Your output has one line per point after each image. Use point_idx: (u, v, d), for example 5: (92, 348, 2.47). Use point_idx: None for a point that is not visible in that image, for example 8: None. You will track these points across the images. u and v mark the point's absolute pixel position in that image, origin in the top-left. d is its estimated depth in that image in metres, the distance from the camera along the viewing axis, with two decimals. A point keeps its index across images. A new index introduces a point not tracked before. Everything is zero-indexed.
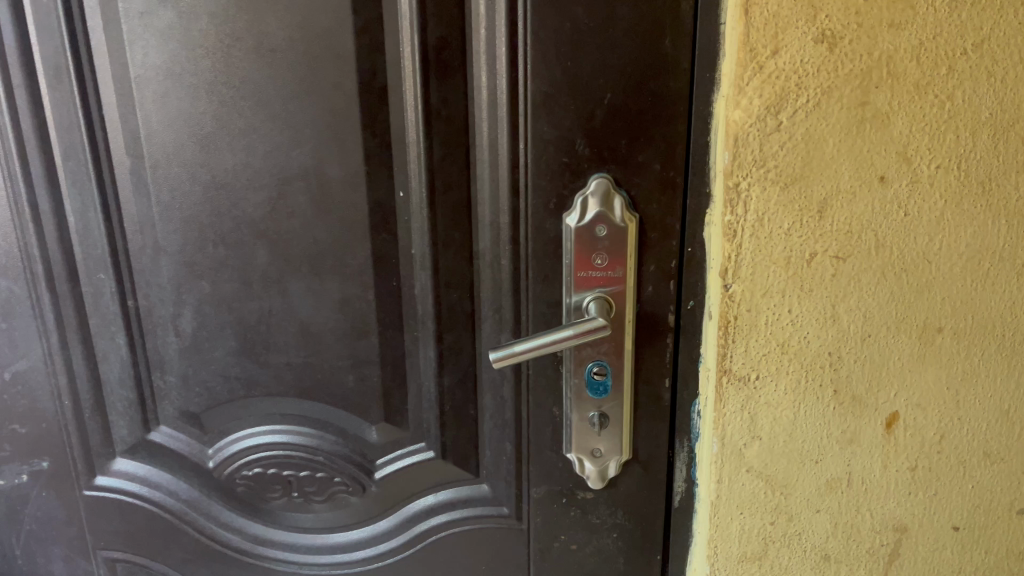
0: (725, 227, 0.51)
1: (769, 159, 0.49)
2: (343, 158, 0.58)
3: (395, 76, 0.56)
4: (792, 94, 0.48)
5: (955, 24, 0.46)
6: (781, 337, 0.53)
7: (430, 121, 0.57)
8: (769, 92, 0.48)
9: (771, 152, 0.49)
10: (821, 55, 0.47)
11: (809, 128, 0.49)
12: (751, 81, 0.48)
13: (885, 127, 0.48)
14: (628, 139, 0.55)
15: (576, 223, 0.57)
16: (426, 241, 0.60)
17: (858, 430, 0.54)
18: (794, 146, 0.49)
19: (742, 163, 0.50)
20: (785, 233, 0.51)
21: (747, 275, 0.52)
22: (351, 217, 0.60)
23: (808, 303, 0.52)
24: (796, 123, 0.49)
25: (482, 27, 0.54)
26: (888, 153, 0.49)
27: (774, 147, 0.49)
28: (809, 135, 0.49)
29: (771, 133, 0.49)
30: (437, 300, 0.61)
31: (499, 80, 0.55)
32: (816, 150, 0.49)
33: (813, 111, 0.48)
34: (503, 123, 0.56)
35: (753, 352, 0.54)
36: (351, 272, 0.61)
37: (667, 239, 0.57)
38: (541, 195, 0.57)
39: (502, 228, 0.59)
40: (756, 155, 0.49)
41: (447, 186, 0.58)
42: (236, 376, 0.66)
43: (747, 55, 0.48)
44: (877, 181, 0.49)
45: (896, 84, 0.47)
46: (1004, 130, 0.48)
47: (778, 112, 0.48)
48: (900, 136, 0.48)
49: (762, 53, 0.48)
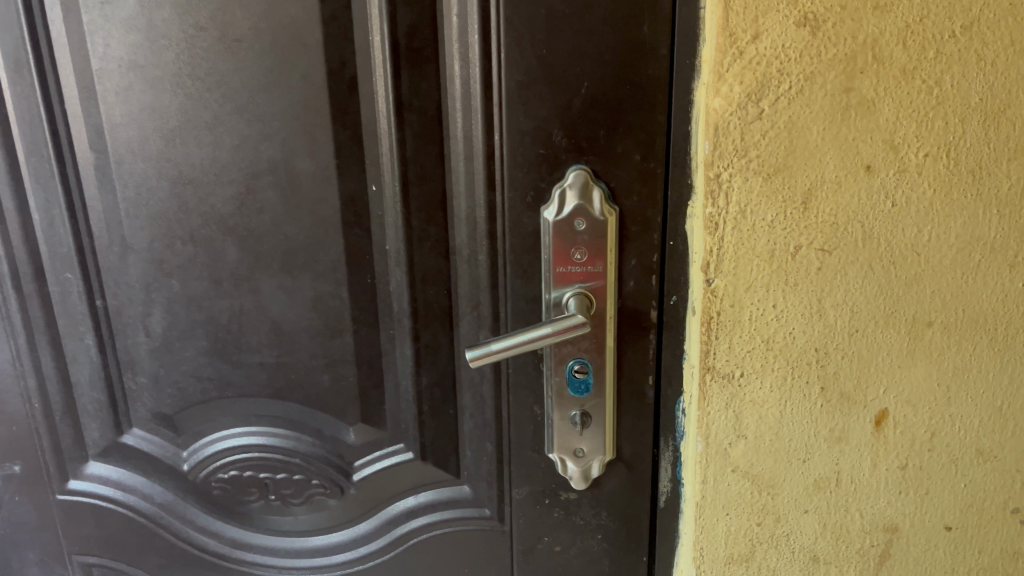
0: (706, 219, 0.50)
1: (751, 149, 0.47)
2: (313, 151, 0.56)
3: (365, 65, 0.54)
4: (774, 80, 0.46)
5: (942, 5, 0.44)
6: (765, 334, 0.51)
7: (402, 112, 0.55)
8: (750, 78, 0.46)
9: (752, 141, 0.47)
10: (804, 39, 0.45)
11: (791, 116, 0.47)
12: (732, 67, 0.46)
13: (872, 114, 0.46)
14: (606, 129, 0.53)
15: (554, 216, 0.55)
16: (400, 236, 0.58)
17: (846, 428, 0.53)
18: (777, 134, 0.47)
19: (723, 153, 0.48)
20: (769, 225, 0.49)
21: (730, 270, 0.50)
22: (322, 212, 0.58)
23: (794, 298, 0.50)
24: (778, 110, 0.47)
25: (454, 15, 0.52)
26: (874, 141, 0.47)
27: (755, 135, 0.47)
28: (792, 123, 0.47)
29: (752, 121, 0.47)
30: (413, 297, 0.59)
31: (472, 69, 0.53)
32: (799, 139, 0.47)
33: (795, 98, 0.46)
34: (478, 114, 0.54)
35: (737, 349, 0.52)
36: (324, 269, 0.59)
37: (649, 232, 0.55)
38: (518, 187, 0.55)
39: (478, 222, 0.57)
40: (737, 144, 0.47)
41: (421, 179, 0.57)
42: (209, 377, 0.64)
43: (727, 40, 0.46)
44: (864, 170, 0.47)
45: (882, 69, 0.45)
46: (994, 115, 0.46)
47: (760, 99, 0.47)
48: (887, 123, 0.46)
49: (742, 38, 0.46)
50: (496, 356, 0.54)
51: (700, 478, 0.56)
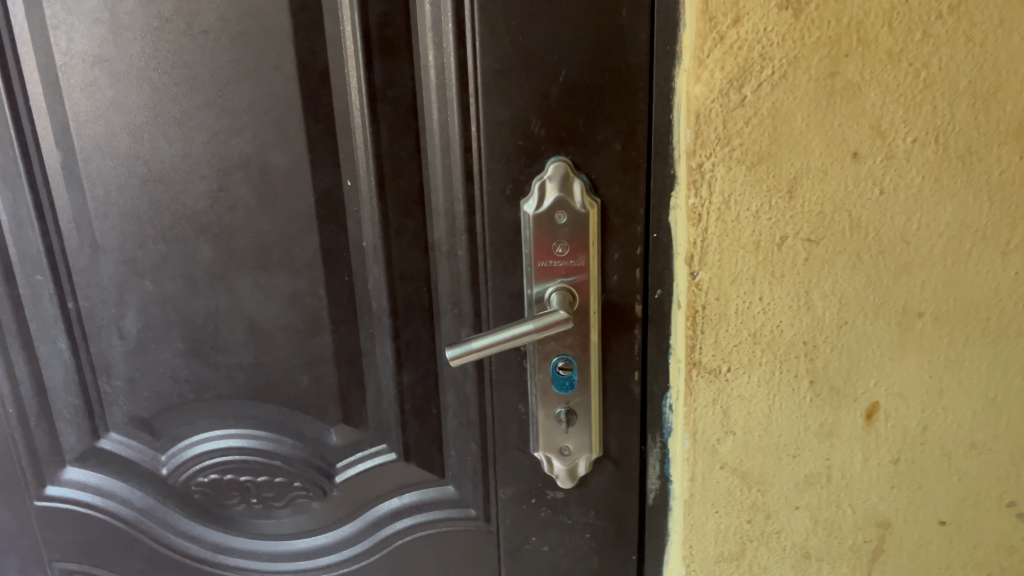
0: (690, 210, 0.48)
1: (733, 137, 0.46)
2: (286, 146, 0.55)
3: (336, 57, 0.53)
4: (755, 66, 0.45)
5: None
6: (752, 327, 0.50)
7: (376, 104, 0.53)
8: (732, 64, 0.45)
9: (735, 129, 0.46)
10: (786, 22, 0.44)
11: (775, 102, 0.45)
12: (712, 52, 0.45)
13: (858, 99, 0.45)
14: (586, 118, 0.51)
15: (534, 210, 0.53)
16: (377, 232, 0.56)
17: (836, 422, 0.51)
18: (760, 121, 0.46)
19: (705, 141, 0.47)
20: (753, 215, 0.48)
21: (715, 262, 0.49)
22: (297, 209, 0.56)
23: (780, 290, 0.49)
24: (761, 97, 0.45)
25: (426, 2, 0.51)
26: (860, 127, 0.45)
27: (738, 123, 0.46)
28: (775, 109, 0.45)
29: (734, 108, 0.46)
30: (392, 294, 0.58)
31: (447, 58, 0.51)
32: (783, 126, 0.46)
33: (779, 84, 0.45)
34: (454, 105, 0.52)
35: (723, 343, 0.51)
36: (300, 267, 0.58)
37: (632, 224, 0.54)
38: (496, 180, 0.53)
39: (457, 217, 0.55)
40: (720, 132, 0.46)
41: (397, 173, 0.55)
42: (185, 379, 0.63)
43: (706, 25, 0.45)
44: (850, 158, 0.46)
45: (867, 52, 0.44)
46: (985, 98, 0.44)
47: (742, 86, 0.45)
48: (873, 108, 0.45)
49: (723, 23, 0.44)
50: (476, 354, 0.53)
51: (688, 475, 0.55)
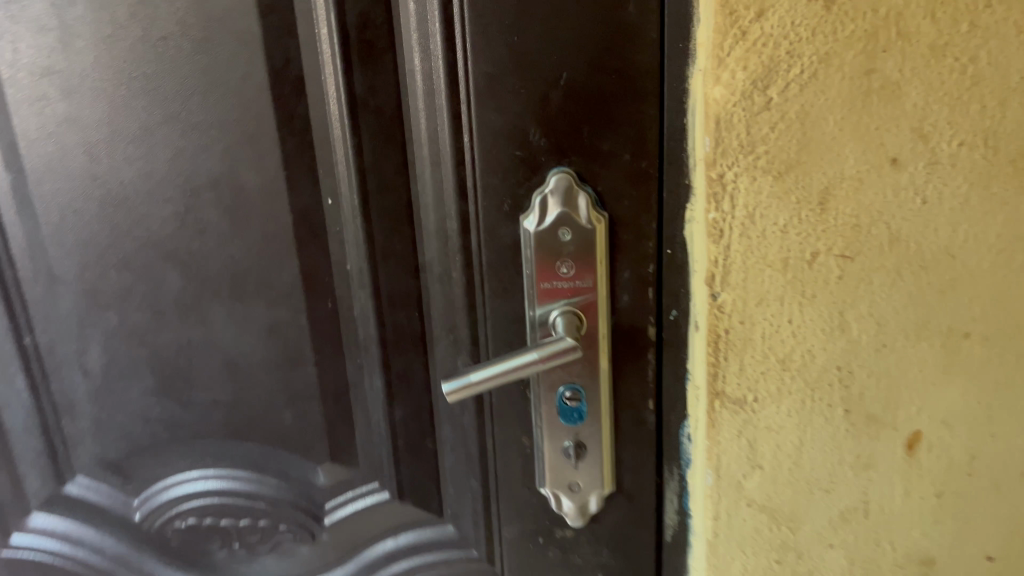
0: (710, 226, 0.43)
1: (758, 144, 0.41)
2: (259, 163, 0.50)
3: (309, 64, 0.48)
4: (782, 64, 0.40)
5: None
6: (781, 352, 0.45)
7: (356, 114, 0.48)
8: (756, 62, 0.40)
9: (760, 135, 0.41)
10: (817, 15, 0.39)
11: (805, 105, 0.40)
12: (733, 50, 0.40)
13: (897, 99, 0.40)
14: (591, 125, 0.46)
15: (535, 227, 0.48)
16: (362, 255, 0.51)
17: (874, 454, 0.47)
18: (787, 126, 0.41)
19: (727, 150, 0.42)
20: (782, 230, 0.43)
21: (739, 282, 0.44)
22: (273, 231, 0.51)
23: (812, 312, 0.44)
24: (789, 99, 0.40)
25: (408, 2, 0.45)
26: (900, 131, 0.40)
27: (763, 129, 0.41)
28: (805, 112, 0.40)
29: (759, 112, 0.41)
30: (381, 321, 0.53)
31: (434, 62, 0.46)
32: (814, 131, 0.41)
33: (809, 84, 0.40)
34: (444, 113, 0.47)
35: (749, 370, 0.46)
36: (279, 294, 0.53)
37: (643, 240, 0.49)
38: (493, 195, 0.48)
39: (451, 236, 0.50)
40: (743, 139, 0.41)
41: (382, 190, 0.50)
42: (157, 417, 0.57)
43: (727, 20, 0.39)
44: (889, 164, 0.41)
45: (908, 46, 0.39)
46: None
47: (767, 87, 0.40)
48: (914, 109, 0.40)
49: (745, 17, 0.39)
50: (477, 388, 0.47)
51: (711, 513, 0.50)
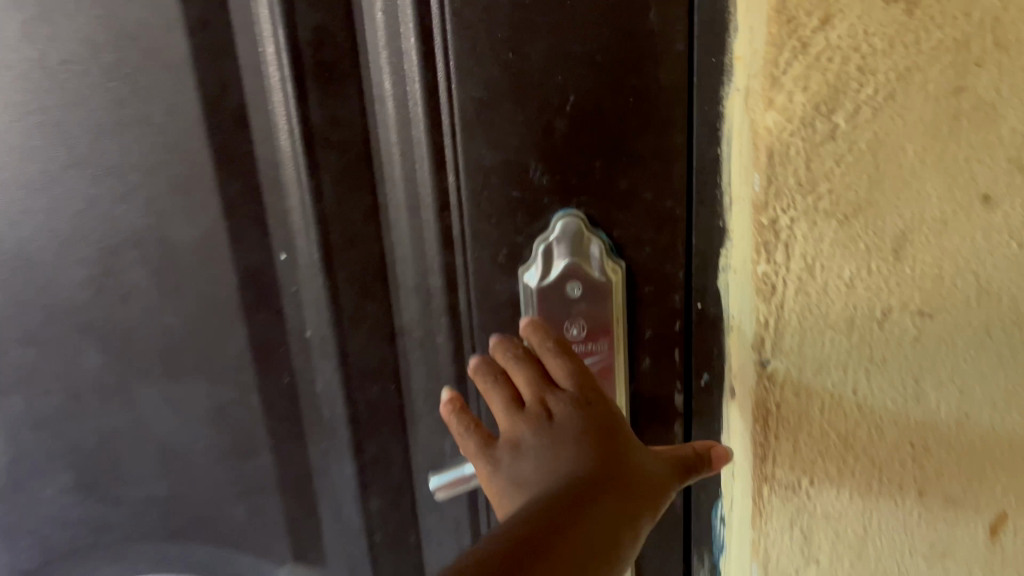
0: (758, 281, 0.35)
1: (820, 182, 0.33)
2: (191, 212, 0.40)
3: (254, 91, 0.39)
4: (852, 83, 0.32)
5: None
6: (843, 428, 0.38)
7: (313, 151, 0.39)
8: (818, 82, 0.32)
9: (822, 171, 0.33)
10: (896, 22, 0.31)
11: (878, 132, 0.32)
12: (789, 67, 0.32)
13: (993, 124, 0.32)
14: (605, 158, 0.38)
15: (538, 282, 0.39)
16: (324, 320, 0.42)
17: (953, 543, 0.39)
18: (857, 160, 0.33)
19: (781, 191, 0.34)
20: (847, 285, 0.35)
21: (793, 347, 0.36)
22: (213, 296, 0.42)
23: (881, 380, 0.37)
24: (859, 126, 0.32)
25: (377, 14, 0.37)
26: (994, 162, 0.33)
27: (826, 163, 0.33)
28: (879, 142, 0.33)
29: (822, 144, 0.33)
30: (351, 397, 0.44)
31: (412, 85, 0.38)
32: (889, 165, 0.33)
33: (884, 107, 0.32)
34: (424, 149, 0.39)
35: (804, 450, 0.38)
36: (223, 370, 0.43)
37: (668, 293, 0.41)
38: (484, 246, 0.39)
39: (433, 295, 0.42)
40: (801, 176, 0.33)
41: (347, 240, 0.41)
42: (78, 519, 0.47)
43: (784, 28, 0.31)
44: (980, 203, 0.33)
45: (1007, 58, 0.31)
46: None
47: (832, 112, 0.32)
48: (1013, 135, 0.32)
49: (805, 25, 0.31)
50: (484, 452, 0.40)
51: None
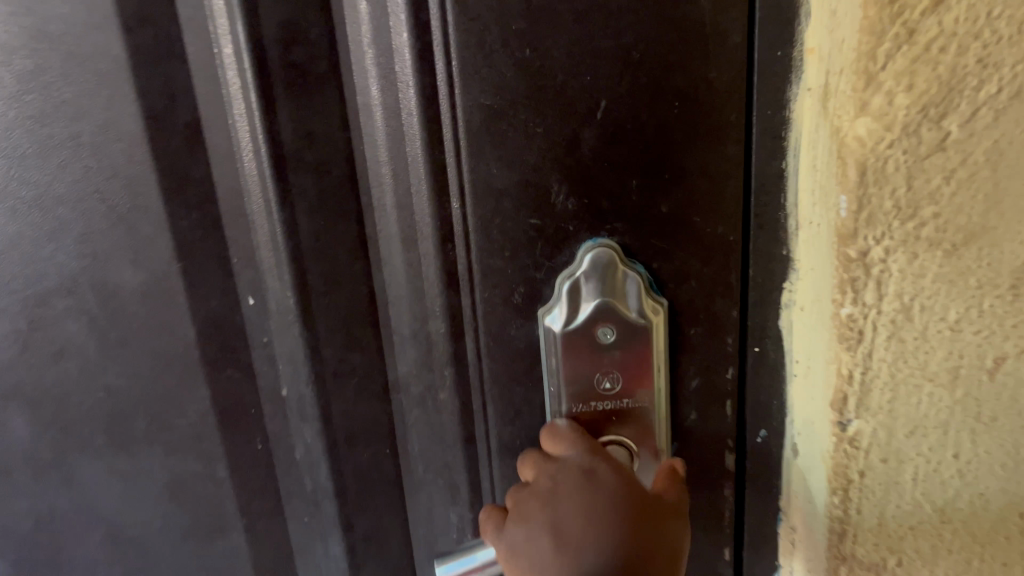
0: (842, 325, 0.28)
1: (924, 205, 0.27)
2: (136, 262, 0.35)
3: (210, 101, 0.32)
4: (968, 81, 0.25)
5: None
6: (939, 500, 0.31)
7: (285, 172, 0.33)
8: (925, 80, 0.25)
9: (926, 192, 0.26)
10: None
11: (997, 142, 0.26)
12: (890, 60, 0.25)
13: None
14: (643, 176, 0.30)
15: (562, 327, 0.32)
16: (301, 374, 0.36)
17: None
18: (970, 176, 0.26)
19: (874, 215, 0.27)
20: (952, 331, 0.28)
21: (882, 406, 0.30)
22: (167, 353, 0.36)
23: (987, 442, 0.30)
24: (973, 134, 0.26)
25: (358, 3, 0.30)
26: None
27: (931, 181, 0.26)
28: (998, 154, 0.26)
29: (926, 157, 0.26)
30: (334, 463, 0.38)
31: (405, 89, 0.30)
32: (1011, 182, 0.26)
33: (1006, 109, 0.25)
34: (421, 169, 0.31)
35: (890, 526, 0.31)
36: (181, 438, 0.38)
37: (718, 336, 0.33)
38: (494, 285, 0.32)
39: (436, 343, 0.35)
40: (899, 198, 0.27)
41: (325, 282, 0.35)
42: None
43: (887, 11, 0.24)
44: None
45: None
46: None
47: (942, 117, 0.26)
48: None
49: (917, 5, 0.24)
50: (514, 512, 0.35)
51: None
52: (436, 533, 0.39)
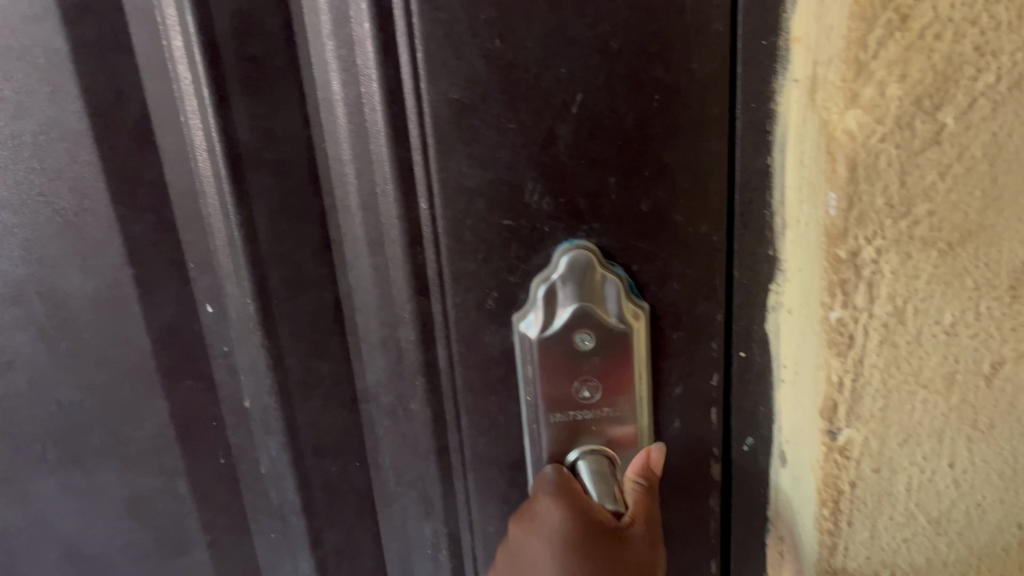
0: (830, 331, 0.27)
1: (917, 202, 0.25)
2: (87, 273, 0.34)
3: (159, 98, 0.31)
4: (964, 68, 0.24)
5: None
6: (933, 510, 0.30)
7: (242, 173, 0.31)
8: (919, 68, 0.23)
9: (919, 187, 0.25)
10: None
11: (994, 134, 0.24)
12: (881, 45, 0.23)
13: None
14: (621, 174, 0.29)
15: (538, 333, 0.30)
16: (267, 385, 0.35)
17: None
18: (966, 174, 0.25)
19: (866, 214, 0.25)
20: (946, 334, 0.27)
21: (873, 414, 0.28)
22: (122, 363, 0.36)
23: (984, 449, 0.29)
24: (969, 129, 0.24)
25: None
26: None
27: (925, 176, 0.25)
28: (995, 146, 0.24)
29: (920, 153, 0.24)
30: (301, 476, 0.37)
31: (370, 80, 0.28)
32: (1011, 178, 0.25)
33: (1003, 99, 0.24)
34: (387, 168, 0.29)
35: (883, 539, 0.30)
36: (138, 450, 0.38)
37: (701, 340, 0.32)
38: (468, 292, 0.30)
39: (406, 352, 0.33)
40: (891, 195, 0.25)
41: (286, 288, 0.33)
42: None
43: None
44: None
45: None
46: None
47: (936, 108, 0.24)
48: None
49: None
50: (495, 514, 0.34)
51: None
52: (411, 544, 0.38)
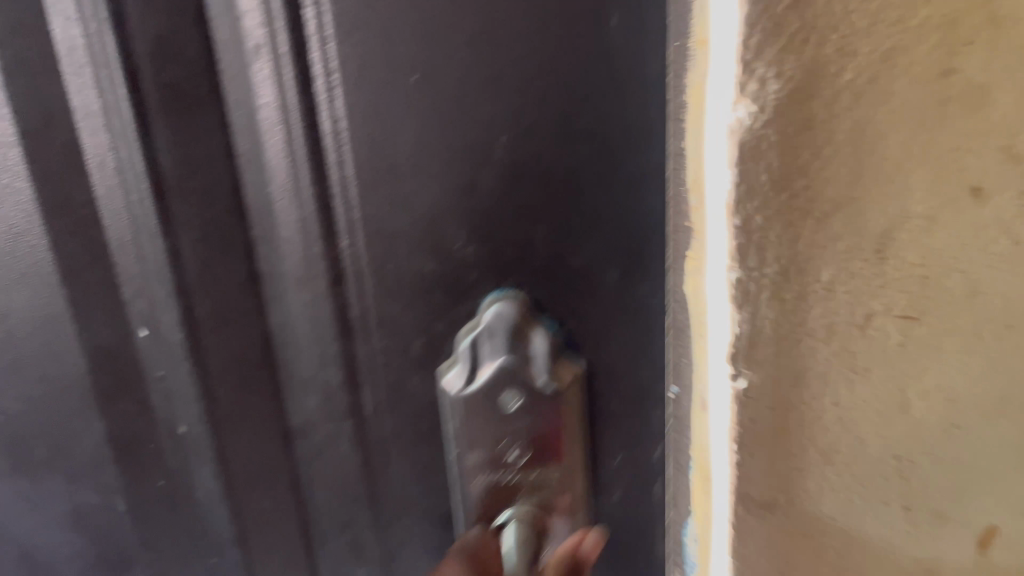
0: (727, 287, 0.32)
1: (796, 177, 0.30)
2: (25, 287, 0.41)
3: (102, 135, 0.38)
4: (831, 66, 0.28)
5: None
6: (822, 443, 0.34)
7: (173, 194, 0.39)
8: (793, 66, 0.28)
9: (798, 165, 0.30)
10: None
11: (860, 121, 0.29)
12: (762, 46, 0.28)
13: (985, 108, 0.29)
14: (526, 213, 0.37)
15: (465, 390, 0.40)
16: (193, 368, 0.43)
17: (938, 556, 0.37)
18: (837, 151, 0.29)
19: (753, 184, 0.30)
20: (825, 288, 0.32)
21: (766, 358, 0.33)
22: (59, 361, 0.43)
23: (866, 391, 0.33)
24: (839, 114, 0.29)
25: (250, 56, 0.36)
26: (985, 149, 0.30)
27: (802, 156, 0.29)
28: (861, 131, 0.29)
29: (796, 133, 0.29)
30: (216, 439, 0.45)
31: (296, 111, 0.36)
32: (879, 154, 0.30)
33: (866, 92, 0.29)
34: (307, 194, 0.38)
35: (780, 468, 0.35)
36: (77, 435, 0.45)
37: (603, 324, 0.39)
38: (391, 288, 0.39)
39: (324, 326, 0.41)
40: (773, 171, 0.30)
41: (214, 314, 0.42)
42: None
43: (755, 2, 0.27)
44: (970, 196, 0.31)
45: (1001, 33, 0.28)
46: None
47: (809, 98, 0.29)
48: (1005, 120, 0.30)
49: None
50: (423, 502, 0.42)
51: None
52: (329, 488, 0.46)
